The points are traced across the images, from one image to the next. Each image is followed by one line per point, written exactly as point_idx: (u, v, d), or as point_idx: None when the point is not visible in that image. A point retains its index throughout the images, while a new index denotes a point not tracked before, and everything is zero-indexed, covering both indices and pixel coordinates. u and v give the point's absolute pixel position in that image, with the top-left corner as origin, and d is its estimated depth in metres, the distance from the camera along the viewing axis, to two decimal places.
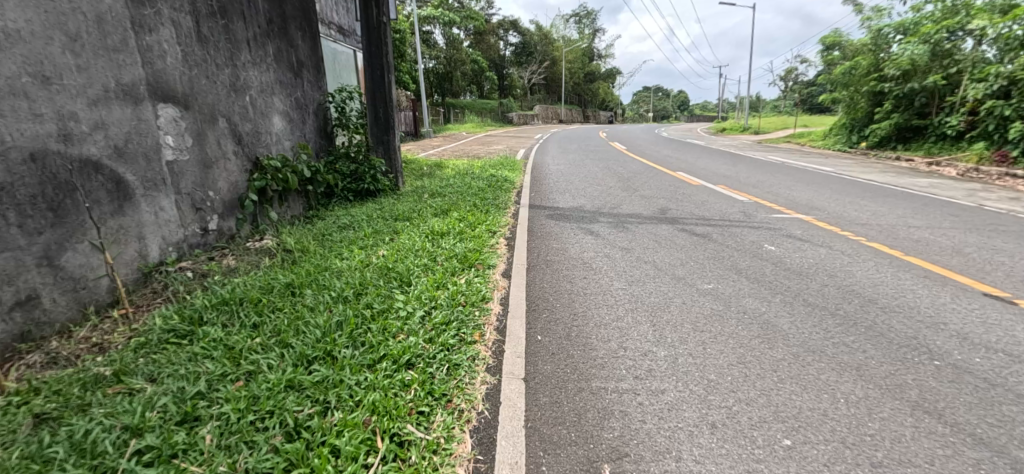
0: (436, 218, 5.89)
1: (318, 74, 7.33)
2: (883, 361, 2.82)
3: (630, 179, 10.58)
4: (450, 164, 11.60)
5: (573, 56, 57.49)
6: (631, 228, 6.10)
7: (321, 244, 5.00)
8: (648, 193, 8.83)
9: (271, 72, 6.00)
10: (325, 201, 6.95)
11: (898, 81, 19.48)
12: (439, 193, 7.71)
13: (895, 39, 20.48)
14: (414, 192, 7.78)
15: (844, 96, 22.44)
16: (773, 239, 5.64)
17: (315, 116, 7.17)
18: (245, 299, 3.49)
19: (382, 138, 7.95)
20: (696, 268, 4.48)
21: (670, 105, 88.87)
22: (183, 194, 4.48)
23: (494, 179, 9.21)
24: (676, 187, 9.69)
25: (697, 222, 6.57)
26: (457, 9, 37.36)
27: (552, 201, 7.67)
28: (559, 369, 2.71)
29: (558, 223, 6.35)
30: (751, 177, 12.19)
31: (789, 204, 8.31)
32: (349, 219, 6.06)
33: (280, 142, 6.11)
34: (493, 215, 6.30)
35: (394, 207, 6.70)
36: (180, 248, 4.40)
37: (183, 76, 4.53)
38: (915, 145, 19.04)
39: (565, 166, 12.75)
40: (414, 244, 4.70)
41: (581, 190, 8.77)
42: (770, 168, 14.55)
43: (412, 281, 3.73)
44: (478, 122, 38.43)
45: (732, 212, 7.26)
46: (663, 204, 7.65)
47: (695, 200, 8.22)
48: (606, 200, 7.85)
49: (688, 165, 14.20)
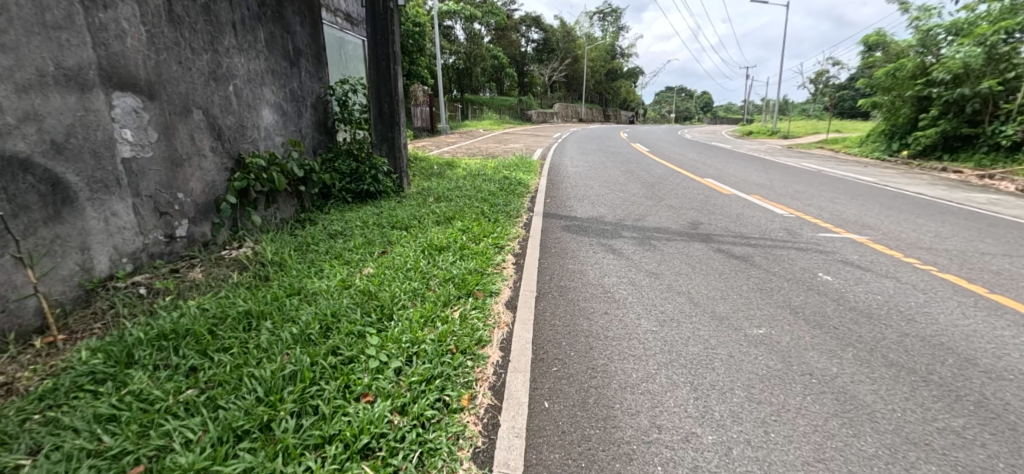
0: (437, 227, 5.24)
1: (318, 64, 6.70)
2: (1012, 465, 2.11)
3: (656, 185, 9.81)
4: (462, 164, 10.96)
5: (595, 54, 56.45)
6: (659, 245, 5.36)
7: (304, 256, 4.36)
8: (675, 203, 8.05)
9: (262, 60, 5.35)
10: (320, 202, 6.33)
11: (948, 85, 18.31)
12: (446, 197, 7.04)
13: (945, 41, 19.30)
14: (418, 195, 7.12)
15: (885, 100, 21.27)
16: (829, 271, 4.90)
17: (312, 109, 6.55)
18: (191, 332, 2.85)
19: (386, 135, 7.29)
20: (740, 306, 3.75)
21: (694, 106, 87.25)
22: (144, 197, 3.84)
23: (508, 182, 8.52)
24: (706, 196, 8.91)
25: (733, 241, 5.81)
26: (479, 5, 36.87)
27: (571, 210, 6.97)
28: (570, 461, 2.04)
29: (575, 235, 5.64)
30: (787, 186, 11.30)
31: (836, 223, 7.59)
32: (342, 225, 5.42)
33: (269, 138, 5.48)
34: (502, 225, 5.61)
35: (394, 212, 6.06)
36: (137, 258, 3.77)
37: (149, 61, 3.90)
38: (962, 155, 17.84)
39: (585, 169, 12.00)
40: (406, 262, 4.04)
41: (603, 198, 8.04)
42: (806, 177, 13.58)
43: (396, 315, 3.06)
44: (496, 119, 37.80)
45: (774, 229, 6.59)
46: (693, 218, 6.89)
47: (728, 213, 7.44)
48: (630, 211, 7.12)
49: (716, 171, 13.32)
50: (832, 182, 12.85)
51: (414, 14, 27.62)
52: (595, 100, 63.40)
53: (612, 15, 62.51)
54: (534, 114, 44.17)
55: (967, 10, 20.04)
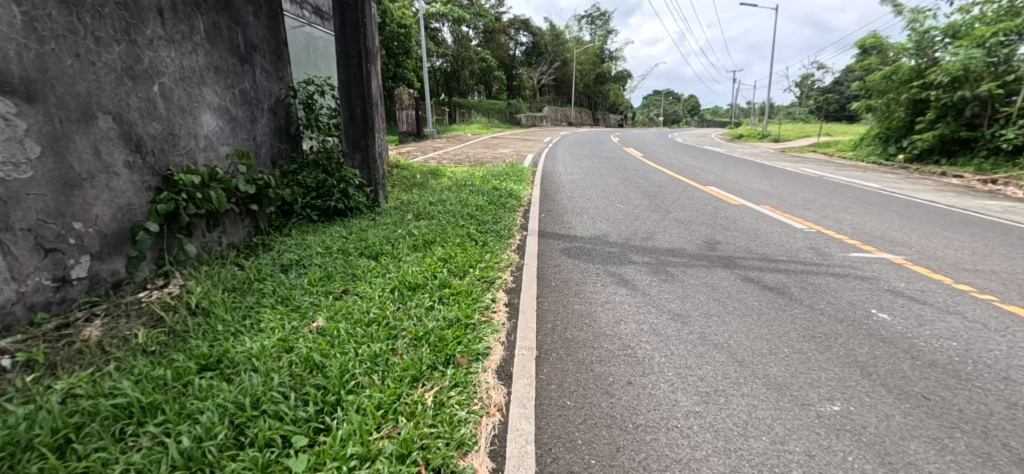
0: (413, 254, 4.35)
1: (277, 61, 5.78)
2: None
3: (659, 195, 9.02)
4: (447, 173, 10.10)
5: (584, 57, 55.90)
6: (677, 274, 4.51)
7: (242, 297, 3.46)
8: (683, 216, 7.24)
9: (200, 55, 4.41)
10: (279, 222, 5.41)
11: (947, 88, 17.81)
12: (426, 214, 6.14)
13: (941, 42, 18.85)
14: (396, 212, 6.24)
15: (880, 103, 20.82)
16: (884, 308, 4.10)
17: (271, 114, 5.64)
18: (37, 443, 1.96)
19: (359, 143, 6.37)
20: (797, 367, 2.93)
21: (681, 109, 87.33)
22: (17, 231, 2.90)
23: (498, 194, 7.64)
24: (715, 208, 8.14)
25: (760, 266, 5.00)
26: (466, 7, 36.20)
27: (570, 226, 6.12)
28: None
29: (578, 261, 4.77)
30: (795, 194, 10.58)
31: (863, 237, 6.86)
32: (299, 252, 4.52)
33: (212, 148, 4.55)
34: (492, 250, 4.73)
35: (364, 234, 5.14)
36: (7, 312, 2.86)
37: (27, 53, 2.97)
38: (960, 159, 17.33)
39: (580, 177, 11.18)
40: (368, 310, 3.15)
41: (603, 211, 7.21)
42: (810, 183, 12.90)
43: (342, 405, 2.20)
44: (485, 123, 37.01)
45: (799, 249, 5.84)
46: (708, 236, 6.08)
47: (743, 229, 6.65)
48: (636, 227, 6.28)
49: (717, 178, 12.57)
50: (837, 189, 12.17)
51: (399, 14, 26.81)
52: (584, 103, 62.94)
53: (600, 18, 62.14)
54: (523, 118, 43.34)
55: (962, 12, 19.65)
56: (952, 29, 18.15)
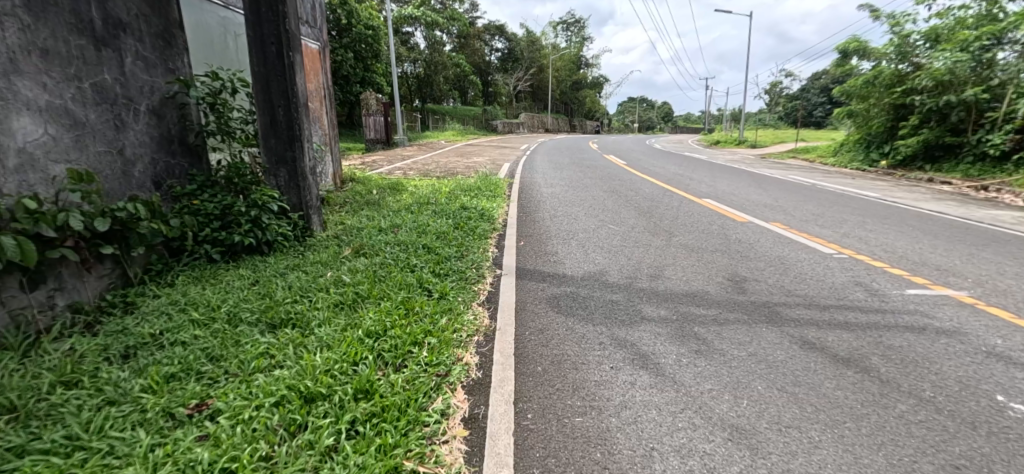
0: (332, 324, 2.97)
1: (164, 48, 4.38)
2: None
3: (654, 211, 7.79)
4: (409, 187, 8.71)
5: (561, 63, 55.03)
6: (708, 338, 3.20)
7: (15, 429, 2.10)
8: (691, 239, 5.99)
9: (9, 30, 2.99)
10: (160, 267, 4.02)
11: (932, 93, 17.16)
12: (369, 246, 4.72)
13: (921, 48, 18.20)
14: (331, 244, 4.85)
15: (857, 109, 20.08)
16: (1009, 390, 2.87)
17: (151, 117, 4.23)
18: None
19: (283, 155, 4.96)
20: None
21: (655, 116, 87.66)
22: None
23: (466, 215, 6.22)
24: (721, 227, 6.93)
25: (812, 318, 3.71)
26: (439, 11, 34.95)
27: (555, 260, 4.78)
28: None
29: (570, 318, 3.44)
30: (799, 206, 9.47)
31: (902, 263, 5.72)
32: (163, 321, 3.11)
33: (34, 168, 3.12)
34: (451, 306, 3.37)
35: (274, 282, 3.72)
36: None
37: None
38: (945, 165, 16.68)
39: (561, 190, 9.90)
40: (208, 472, 1.83)
41: (592, 236, 5.90)
42: (807, 192, 11.87)
43: None
44: (460, 128, 35.57)
45: (841, 284, 4.62)
46: (728, 267, 4.83)
47: (764, 255, 5.43)
48: (637, 259, 4.99)
49: (710, 188, 11.45)
50: (839, 199, 11.16)
51: (366, 14, 25.54)
52: (561, 109, 62.16)
53: (575, 25, 61.75)
54: (500, 124, 42.05)
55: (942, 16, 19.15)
56: (931, 34, 17.55)
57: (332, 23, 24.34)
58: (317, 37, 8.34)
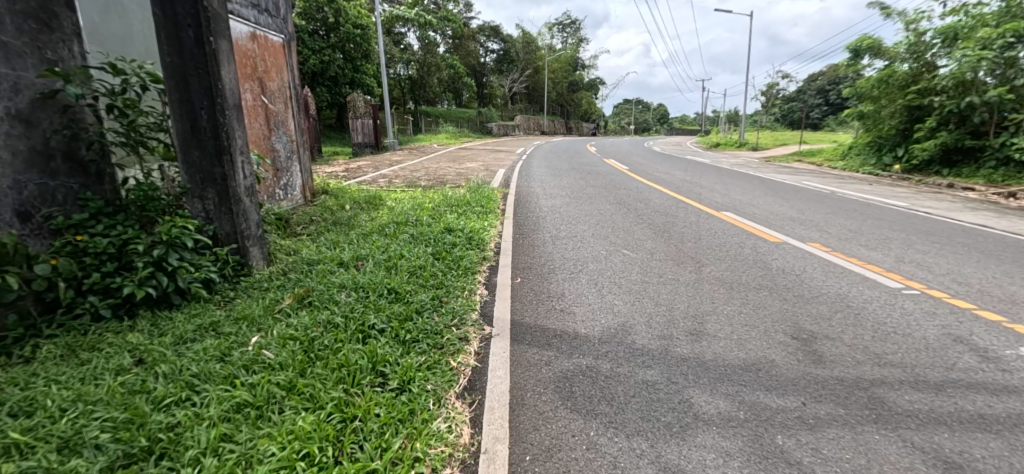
0: (218, 460, 1.92)
1: (38, 31, 3.34)
2: None
3: (672, 229, 6.70)
4: (388, 201, 7.58)
5: (557, 65, 54.07)
6: (804, 464, 2.11)
7: None
8: (724, 270, 4.86)
9: None
10: (19, 335, 2.99)
11: (951, 94, 16.11)
12: (318, 291, 3.62)
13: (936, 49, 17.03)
14: (271, 291, 3.74)
15: (869, 111, 19.03)
16: None
17: (13, 126, 3.19)
18: None
19: (210, 173, 3.84)
20: None
21: (652, 119, 86.83)
22: None
23: (450, 240, 5.08)
24: (753, 250, 5.82)
25: (929, 408, 2.60)
26: (432, 11, 33.94)
27: (561, 309, 3.65)
28: None
29: (593, 421, 2.34)
30: (829, 219, 8.40)
31: (985, 298, 4.61)
32: None
33: None
34: (412, 406, 2.30)
35: (165, 363, 2.63)
36: None
37: None
38: (964, 170, 15.60)
39: (562, 202, 8.76)
40: None
41: (603, 267, 4.76)
42: (830, 201, 10.78)
43: None
44: (454, 131, 34.34)
45: (933, 339, 3.53)
46: (785, 317, 3.71)
47: (821, 293, 4.33)
48: (666, 303, 3.86)
49: (725, 198, 10.34)
50: (867, 208, 10.08)
51: (354, 13, 24.52)
52: (557, 112, 61.03)
53: (570, 26, 60.71)
54: (495, 127, 40.83)
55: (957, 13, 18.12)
56: (947, 32, 16.39)
57: (319, 22, 23.49)
58: (280, 27, 7.18)
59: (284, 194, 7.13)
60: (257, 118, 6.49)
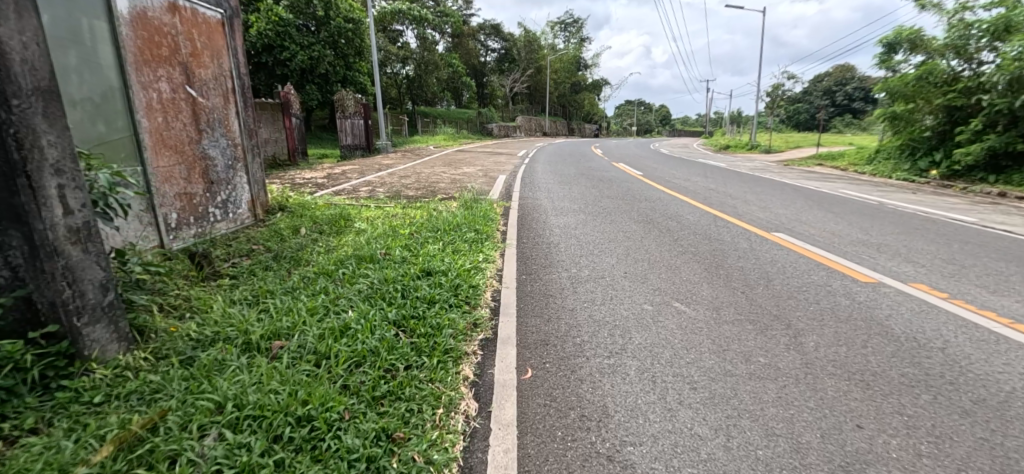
0: None
1: None
2: None
3: (725, 262, 5.11)
4: (358, 220, 5.95)
5: (559, 65, 52.47)
6: None
7: None
8: (836, 345, 3.25)
9: None
10: None
11: (1002, 92, 14.02)
12: (169, 424, 2.03)
13: (983, 42, 14.91)
14: (97, 421, 2.14)
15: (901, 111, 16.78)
16: None
17: None
18: None
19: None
20: None
21: (654, 121, 85.16)
22: None
23: (426, 292, 3.44)
24: (851, 300, 4.19)
25: None
26: (430, 8, 32.40)
27: (609, 457, 2.05)
28: None
29: None
30: (907, 243, 6.79)
31: None
32: None
33: None
34: None
35: None
36: None
37: None
38: (1016, 177, 13.55)
39: (575, 220, 7.08)
40: None
41: (655, 340, 3.12)
42: (889, 217, 9.10)
43: None
44: (452, 132, 32.72)
45: None
46: (1002, 470, 2.11)
47: (1012, 397, 2.71)
48: (785, 432, 2.26)
49: (767, 213, 8.72)
50: (936, 226, 8.45)
51: (346, 5, 22.89)
52: (558, 113, 59.40)
53: (574, 25, 58.97)
54: (495, 128, 39.16)
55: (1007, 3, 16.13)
56: (999, 22, 14.18)
57: (308, 15, 21.99)
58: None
59: (221, 214, 5.50)
60: (176, 116, 4.86)
